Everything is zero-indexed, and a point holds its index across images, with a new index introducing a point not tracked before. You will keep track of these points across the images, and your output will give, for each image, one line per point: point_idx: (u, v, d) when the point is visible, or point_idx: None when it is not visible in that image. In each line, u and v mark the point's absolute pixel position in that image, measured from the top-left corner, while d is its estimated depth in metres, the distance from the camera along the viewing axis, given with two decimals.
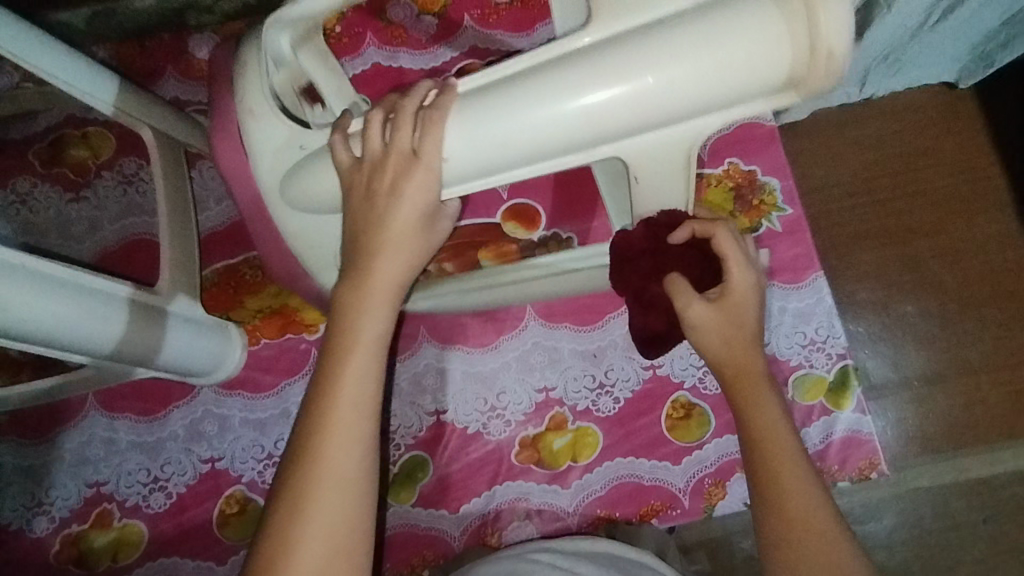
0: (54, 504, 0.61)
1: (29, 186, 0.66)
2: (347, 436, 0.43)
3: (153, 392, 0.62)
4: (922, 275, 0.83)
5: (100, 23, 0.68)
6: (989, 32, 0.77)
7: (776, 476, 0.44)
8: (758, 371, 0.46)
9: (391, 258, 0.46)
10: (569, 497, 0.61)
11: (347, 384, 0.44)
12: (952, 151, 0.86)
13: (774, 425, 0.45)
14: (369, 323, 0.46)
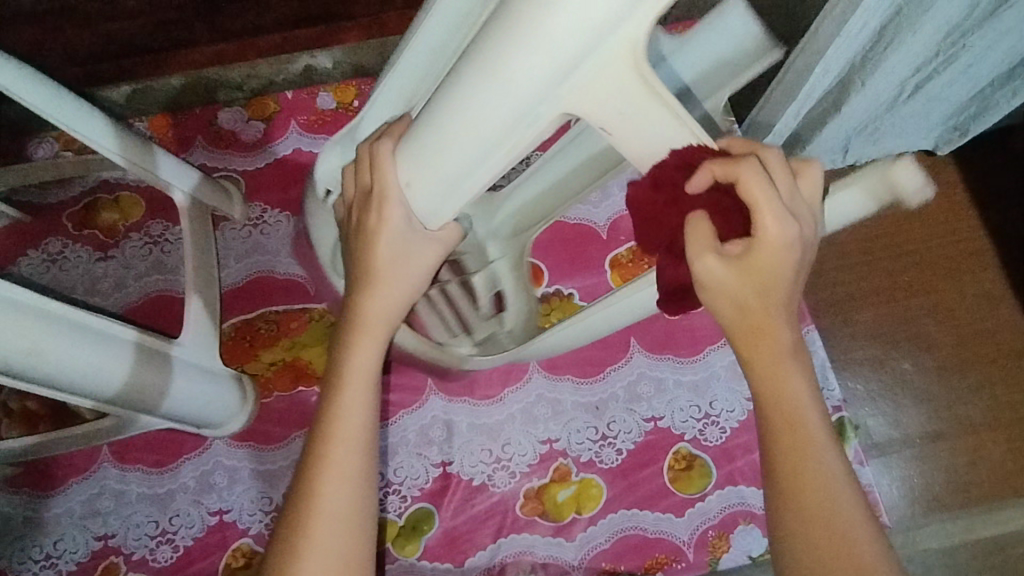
0: (61, 557, 0.61)
1: (60, 246, 0.70)
2: (342, 471, 0.42)
3: (166, 443, 0.64)
4: (916, 333, 0.88)
5: (140, 100, 0.73)
6: (961, 105, 0.84)
7: (803, 474, 0.37)
8: (789, 347, 0.38)
9: (383, 289, 0.45)
10: (574, 550, 0.61)
11: (345, 419, 0.43)
12: (937, 216, 0.93)
13: (805, 410, 0.38)
14: (361, 356, 0.45)
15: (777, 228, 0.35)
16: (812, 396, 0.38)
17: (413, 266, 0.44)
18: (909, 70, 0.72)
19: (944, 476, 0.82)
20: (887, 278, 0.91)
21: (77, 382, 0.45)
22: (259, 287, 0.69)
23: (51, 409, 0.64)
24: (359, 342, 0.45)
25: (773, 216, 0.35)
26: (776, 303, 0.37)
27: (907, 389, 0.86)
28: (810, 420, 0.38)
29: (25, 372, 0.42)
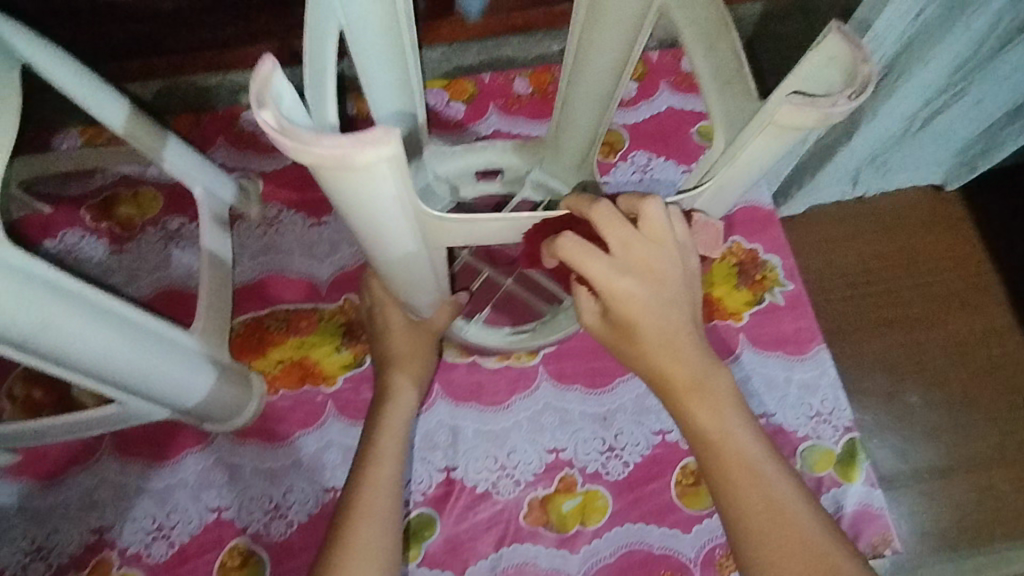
0: (54, 549, 0.60)
1: (77, 237, 0.71)
2: (372, 510, 0.52)
3: (168, 437, 0.63)
4: (923, 365, 0.89)
5: (166, 97, 0.76)
6: (968, 142, 0.87)
7: (733, 485, 0.43)
8: (692, 372, 0.44)
9: (409, 367, 0.60)
10: (577, 563, 0.60)
11: (381, 467, 0.54)
12: (941, 248, 0.95)
13: (721, 425, 0.44)
14: (393, 415, 0.58)
15: (617, 282, 0.41)
16: (731, 410, 0.44)
17: (426, 351, 0.61)
18: (919, 103, 0.76)
19: (952, 512, 0.82)
20: (893, 309, 0.91)
21: (88, 362, 0.45)
22: (271, 285, 0.69)
23: (55, 398, 0.64)
24: (391, 407, 0.58)
25: (606, 276, 0.41)
26: (657, 343, 0.43)
27: (914, 423, 0.86)
28: (730, 431, 0.44)
29: (39, 346, 0.41)
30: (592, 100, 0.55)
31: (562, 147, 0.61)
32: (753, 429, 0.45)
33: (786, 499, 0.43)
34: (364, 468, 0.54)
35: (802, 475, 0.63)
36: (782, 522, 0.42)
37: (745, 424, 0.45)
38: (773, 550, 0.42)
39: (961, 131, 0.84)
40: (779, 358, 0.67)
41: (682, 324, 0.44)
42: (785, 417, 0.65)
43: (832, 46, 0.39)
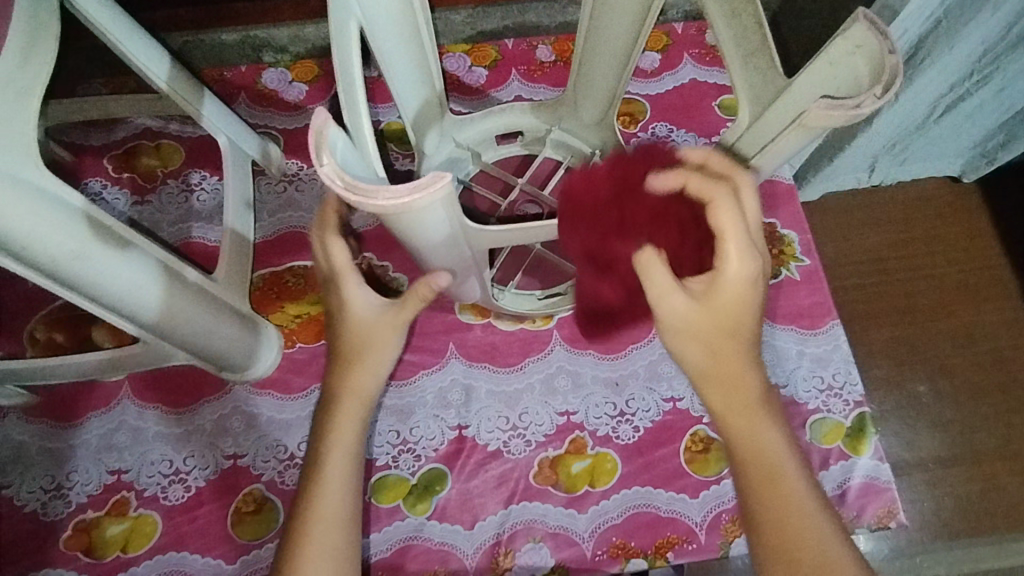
0: (73, 488, 0.61)
1: (100, 187, 0.72)
2: (321, 561, 0.45)
3: (186, 384, 0.64)
4: (932, 357, 0.89)
5: (189, 52, 0.75)
6: (989, 132, 0.86)
7: (778, 509, 0.42)
8: (756, 388, 0.44)
9: (358, 370, 0.50)
10: (584, 523, 0.61)
11: (325, 501, 0.47)
12: (955, 240, 0.95)
13: (774, 448, 0.44)
14: (341, 436, 0.49)
15: (736, 233, 0.40)
16: (785, 444, 0.44)
17: (384, 345, 0.50)
18: (942, 88, 0.76)
19: (953, 500, 0.83)
20: (904, 300, 0.91)
21: (115, 297, 0.45)
22: (290, 241, 0.70)
23: (76, 343, 0.65)
24: (341, 421, 0.50)
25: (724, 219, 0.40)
26: (725, 353, 0.43)
27: (919, 412, 0.86)
28: (781, 457, 0.43)
29: (68, 277, 0.42)
30: (609, 63, 0.57)
31: (581, 108, 0.63)
32: (801, 463, 0.44)
33: (829, 541, 0.41)
34: (308, 503, 0.48)
35: (810, 446, 0.63)
36: (825, 561, 0.41)
37: (794, 458, 0.44)
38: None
39: (982, 120, 0.84)
40: (792, 332, 0.68)
41: (749, 340, 0.44)
42: (796, 389, 0.66)
43: (858, 33, 0.39)
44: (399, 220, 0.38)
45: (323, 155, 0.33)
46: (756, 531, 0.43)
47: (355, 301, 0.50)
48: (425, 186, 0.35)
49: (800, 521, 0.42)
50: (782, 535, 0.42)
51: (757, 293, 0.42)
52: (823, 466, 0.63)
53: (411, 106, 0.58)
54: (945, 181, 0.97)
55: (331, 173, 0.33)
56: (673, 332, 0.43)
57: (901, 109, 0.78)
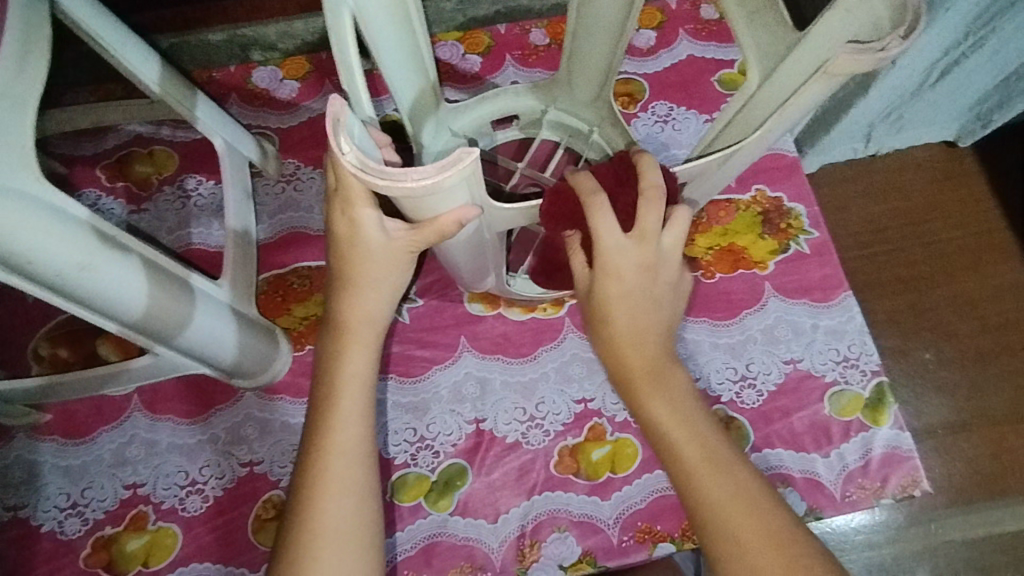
0: (89, 505, 0.60)
1: (94, 197, 0.70)
2: (341, 483, 0.46)
3: (197, 394, 0.63)
4: (940, 325, 0.88)
5: (177, 54, 0.73)
6: (984, 95, 0.85)
7: (691, 470, 0.43)
8: (645, 359, 0.46)
9: (364, 296, 0.47)
10: (609, 509, 0.60)
11: (338, 428, 0.47)
12: (956, 206, 0.94)
13: (676, 415, 0.45)
14: (353, 361, 0.48)
15: (650, 219, 0.42)
16: (686, 403, 0.45)
17: (395, 270, 0.47)
18: (939, 53, 0.75)
19: (966, 466, 0.84)
20: (908, 269, 0.90)
21: (124, 308, 0.45)
22: (293, 242, 0.69)
23: (81, 358, 0.64)
24: (351, 346, 0.48)
25: (652, 202, 0.42)
26: (631, 330, 0.45)
27: (929, 381, 0.86)
28: (683, 417, 0.45)
29: (75, 290, 0.41)
30: (602, 35, 0.55)
31: (576, 86, 0.62)
32: (714, 422, 0.46)
33: (756, 488, 0.43)
34: (323, 428, 0.47)
35: (829, 420, 0.63)
36: (752, 511, 0.42)
37: (704, 418, 0.46)
38: (734, 537, 0.41)
39: (977, 84, 0.83)
40: (805, 305, 0.67)
41: (663, 315, 0.47)
42: (812, 363, 0.65)
43: None
44: (428, 204, 0.40)
45: (345, 147, 0.36)
46: (680, 495, 0.44)
47: (366, 228, 0.44)
48: (454, 164, 0.37)
49: (722, 479, 0.43)
50: (703, 496, 0.43)
51: (666, 272, 0.46)
52: (843, 438, 0.63)
53: (408, 98, 0.56)
54: (943, 147, 0.97)
55: (355, 161, 0.36)
56: (589, 324, 0.48)
57: (896, 77, 0.77)
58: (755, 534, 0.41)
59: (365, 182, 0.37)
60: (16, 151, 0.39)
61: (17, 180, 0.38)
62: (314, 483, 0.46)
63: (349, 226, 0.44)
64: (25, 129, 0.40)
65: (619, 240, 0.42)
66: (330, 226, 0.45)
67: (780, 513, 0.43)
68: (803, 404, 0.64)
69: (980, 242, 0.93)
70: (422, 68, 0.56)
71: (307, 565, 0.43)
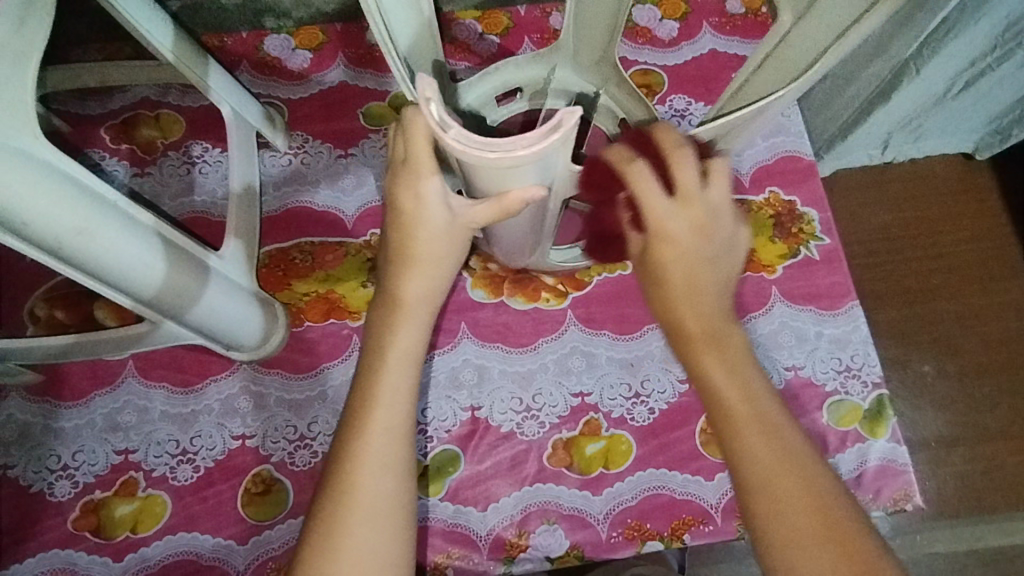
0: (80, 468, 0.60)
1: (97, 158, 0.69)
2: (381, 460, 0.45)
3: (192, 364, 0.63)
4: (943, 340, 0.88)
5: (188, 17, 0.72)
6: (1007, 108, 0.84)
7: (740, 436, 0.43)
8: (712, 327, 0.45)
9: (421, 273, 0.48)
10: (599, 505, 0.60)
11: (381, 405, 0.46)
12: (969, 220, 0.93)
13: (743, 386, 0.44)
14: (403, 339, 0.48)
15: (686, 175, 0.43)
16: (745, 363, 0.46)
17: (453, 249, 0.47)
18: (964, 64, 0.73)
19: (958, 480, 0.83)
20: (915, 281, 0.90)
21: (122, 276, 0.44)
22: (300, 217, 0.68)
23: (77, 321, 0.63)
24: (402, 324, 0.48)
25: (679, 162, 0.43)
26: (688, 288, 0.45)
27: (927, 393, 0.86)
28: (734, 377, 0.45)
29: (73, 255, 0.40)
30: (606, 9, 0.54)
31: (592, 71, 0.60)
32: (777, 401, 0.45)
33: (803, 454, 0.43)
34: (363, 404, 0.47)
35: (826, 429, 0.63)
36: (789, 464, 0.42)
37: (770, 398, 0.45)
38: (774, 498, 0.42)
39: (1002, 96, 0.81)
40: (810, 313, 0.66)
41: (717, 269, 0.46)
42: (814, 371, 0.65)
43: None
44: (515, 180, 0.41)
45: (448, 124, 0.38)
46: (726, 455, 0.44)
47: (432, 203, 0.45)
48: (560, 125, 0.37)
49: (773, 448, 0.43)
50: (748, 457, 0.43)
51: (724, 230, 0.46)
52: (838, 448, 0.62)
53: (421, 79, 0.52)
54: (960, 157, 0.95)
55: (456, 135, 0.38)
56: (646, 275, 0.47)
57: (917, 85, 0.75)
58: (805, 516, 0.41)
59: (473, 155, 0.38)
60: (15, 109, 0.38)
61: (14, 138, 0.37)
62: (355, 459, 0.45)
63: (413, 198, 0.45)
64: (25, 86, 0.39)
65: (665, 204, 0.43)
66: (393, 199, 0.46)
67: (839, 501, 0.42)
68: (800, 411, 0.63)
69: (990, 257, 0.92)
70: (431, 34, 0.52)
71: (341, 539, 0.43)
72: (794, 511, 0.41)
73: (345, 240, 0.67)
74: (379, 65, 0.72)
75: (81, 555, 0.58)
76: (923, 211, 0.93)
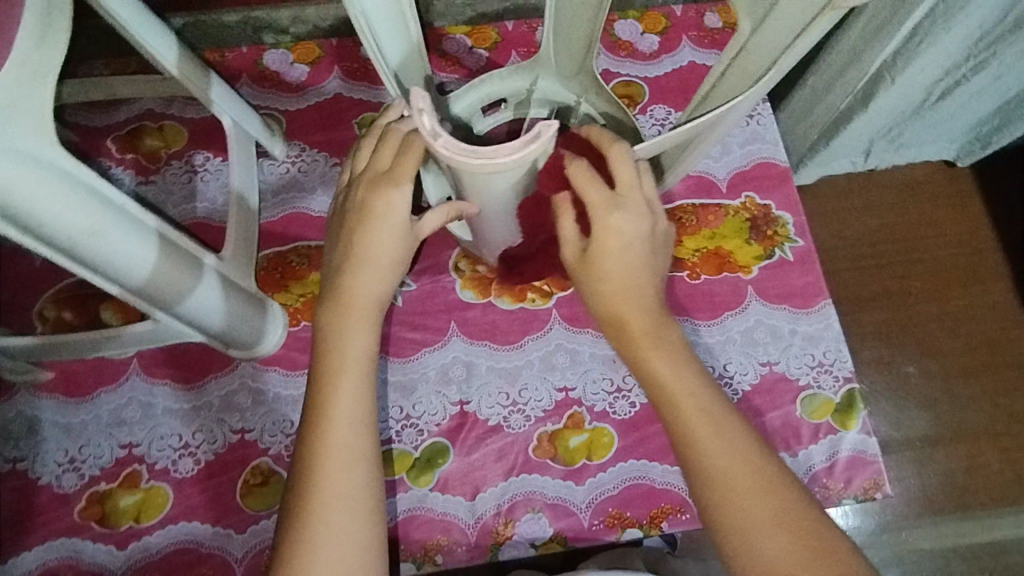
0: (85, 461, 0.63)
1: (104, 167, 0.73)
2: (340, 458, 0.48)
3: (193, 361, 0.66)
4: (923, 340, 0.91)
5: (191, 33, 0.76)
6: (984, 117, 0.88)
7: (693, 430, 0.46)
8: (644, 321, 0.48)
9: (366, 275, 0.50)
10: (582, 494, 0.63)
11: (338, 399, 0.49)
12: (951, 225, 0.96)
13: (680, 381, 0.47)
14: (355, 342, 0.50)
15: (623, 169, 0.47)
16: (683, 362, 0.48)
17: (396, 251, 0.51)
18: (937, 74, 0.76)
19: (940, 477, 0.86)
20: (899, 284, 0.93)
21: (128, 273, 0.47)
22: (297, 222, 0.71)
23: (84, 321, 0.66)
24: (353, 329, 0.50)
25: (605, 207, 0.46)
26: (621, 286, 0.48)
27: (911, 393, 0.89)
28: (681, 380, 0.47)
29: (83, 253, 0.44)
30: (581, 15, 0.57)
31: (574, 83, 0.64)
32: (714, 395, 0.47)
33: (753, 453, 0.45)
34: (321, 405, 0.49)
35: (800, 421, 0.66)
36: (742, 464, 0.45)
37: (710, 390, 0.47)
38: (733, 494, 0.44)
39: (979, 105, 0.84)
40: (785, 311, 0.69)
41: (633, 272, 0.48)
42: (788, 366, 0.67)
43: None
44: (499, 180, 0.46)
45: (439, 133, 0.42)
46: (683, 454, 0.46)
47: (388, 207, 0.49)
48: (538, 136, 0.42)
49: (721, 442, 0.45)
50: (703, 453, 0.45)
51: (635, 223, 0.47)
52: (812, 439, 0.65)
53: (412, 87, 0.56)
54: (941, 165, 0.99)
55: (446, 145, 0.43)
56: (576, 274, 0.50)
57: (895, 95, 0.78)
58: (754, 498, 0.44)
59: (460, 162, 0.43)
60: (33, 119, 0.41)
61: (33, 147, 0.40)
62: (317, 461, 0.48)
63: (385, 207, 0.49)
64: (41, 99, 0.42)
65: (604, 196, 0.46)
66: (360, 206, 0.50)
67: (777, 470, 0.45)
68: (776, 404, 0.66)
69: (971, 260, 0.95)
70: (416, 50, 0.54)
71: (312, 536, 0.46)
72: (752, 514, 0.43)
73: None
74: (373, 78, 0.76)
75: (86, 544, 0.61)
76: (906, 217, 0.96)
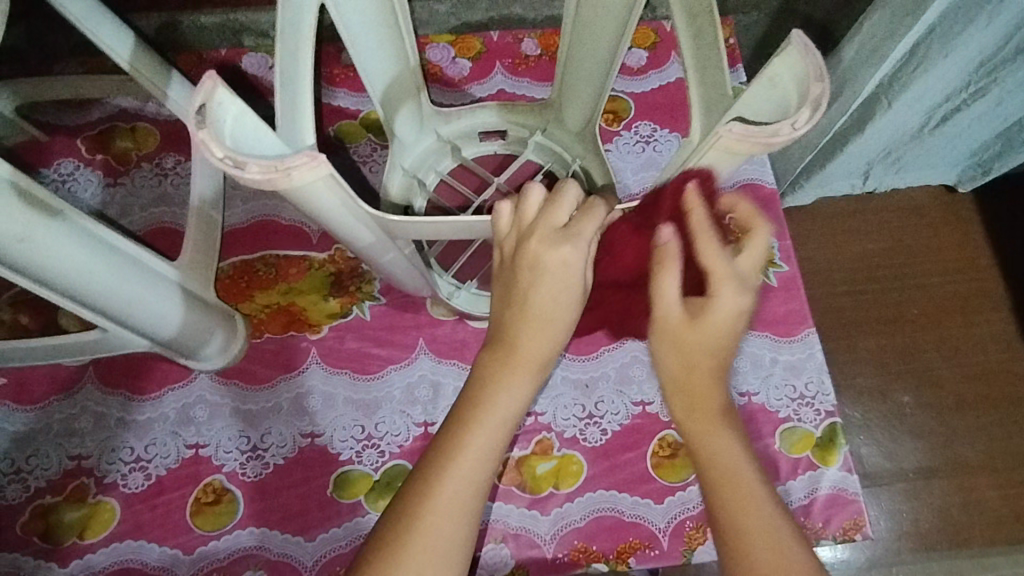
0: (32, 472, 0.61)
1: (72, 168, 0.71)
2: (450, 515, 0.39)
3: (150, 372, 0.63)
4: (918, 369, 0.88)
5: (168, 35, 0.74)
6: (985, 142, 0.84)
7: (740, 518, 0.38)
8: (719, 402, 0.41)
9: (541, 330, 0.42)
10: (547, 525, 0.60)
11: (467, 457, 0.40)
12: (952, 252, 0.93)
13: (737, 467, 0.40)
14: (510, 399, 0.41)
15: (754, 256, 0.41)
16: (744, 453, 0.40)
17: (569, 308, 0.42)
18: (938, 98, 0.73)
19: (931, 511, 0.83)
20: (895, 311, 0.90)
21: (64, 281, 0.45)
22: (265, 231, 0.69)
23: (40, 326, 0.64)
24: (509, 379, 0.42)
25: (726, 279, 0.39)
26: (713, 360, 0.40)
27: (904, 425, 0.86)
28: (741, 468, 0.40)
29: (13, 261, 0.41)
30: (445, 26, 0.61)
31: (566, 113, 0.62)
32: (774, 492, 0.40)
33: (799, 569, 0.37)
34: (443, 462, 0.40)
35: (778, 455, 0.63)
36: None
37: (762, 486, 0.40)
38: None
39: (979, 130, 0.82)
40: (766, 338, 0.67)
41: (727, 351, 0.41)
42: (767, 397, 0.65)
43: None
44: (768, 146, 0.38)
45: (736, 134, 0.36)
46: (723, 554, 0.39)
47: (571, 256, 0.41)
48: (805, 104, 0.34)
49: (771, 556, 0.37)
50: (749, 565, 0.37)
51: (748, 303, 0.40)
52: (790, 475, 0.62)
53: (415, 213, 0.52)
54: (941, 190, 0.96)
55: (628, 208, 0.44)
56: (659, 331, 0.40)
57: (892, 118, 0.75)
58: None
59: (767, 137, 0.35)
60: None
61: None
62: (424, 509, 0.39)
63: (560, 262, 0.41)
64: None
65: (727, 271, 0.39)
66: (537, 247, 0.41)
67: None
68: (753, 436, 0.63)
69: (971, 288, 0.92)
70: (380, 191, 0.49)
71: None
72: None
73: (313, 253, 0.68)
74: (353, 86, 0.74)
75: (27, 560, 0.58)
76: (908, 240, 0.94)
